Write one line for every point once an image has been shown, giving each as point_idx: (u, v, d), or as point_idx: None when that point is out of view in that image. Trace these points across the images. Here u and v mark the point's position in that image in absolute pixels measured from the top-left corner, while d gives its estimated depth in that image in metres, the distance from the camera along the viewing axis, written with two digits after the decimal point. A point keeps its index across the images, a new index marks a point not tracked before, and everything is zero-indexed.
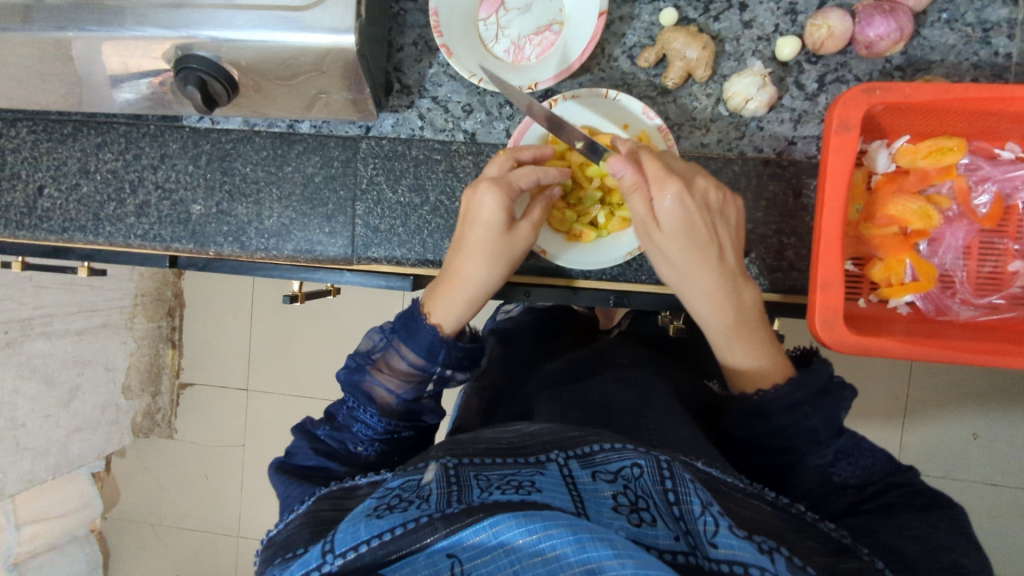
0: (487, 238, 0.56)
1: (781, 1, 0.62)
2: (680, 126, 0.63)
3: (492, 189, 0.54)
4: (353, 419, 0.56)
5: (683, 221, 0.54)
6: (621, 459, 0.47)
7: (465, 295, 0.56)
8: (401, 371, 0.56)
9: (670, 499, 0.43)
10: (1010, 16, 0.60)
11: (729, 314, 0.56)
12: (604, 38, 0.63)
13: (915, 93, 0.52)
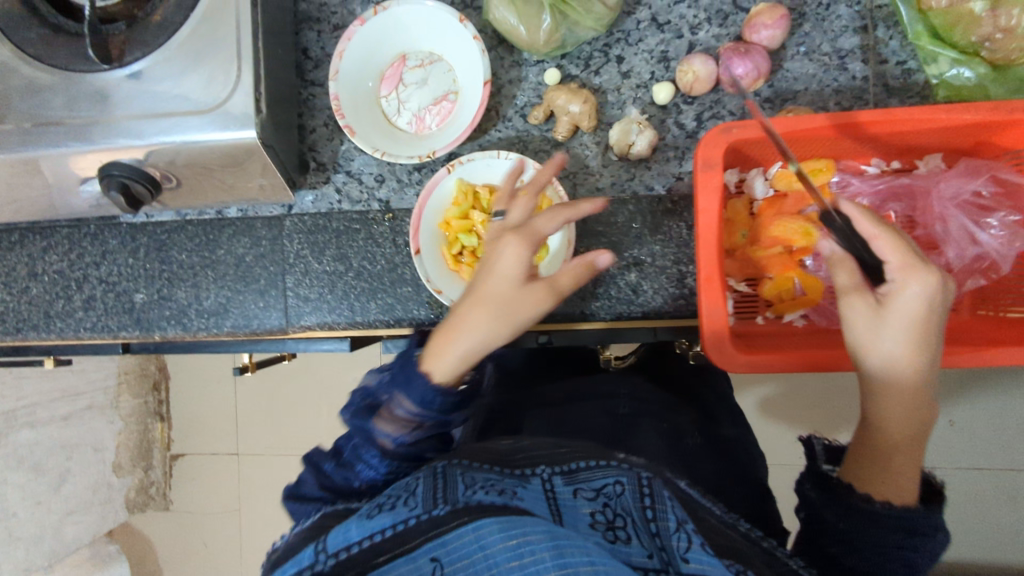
0: (501, 289, 0.53)
1: (654, 50, 0.67)
2: (575, 175, 0.68)
3: (513, 237, 0.54)
4: (357, 457, 0.52)
5: (915, 314, 0.51)
6: (603, 478, 0.49)
7: (459, 345, 0.52)
8: (401, 417, 0.51)
9: (648, 516, 0.46)
10: (863, 43, 0.65)
11: (900, 426, 0.54)
12: (496, 101, 0.69)
13: (767, 128, 0.56)
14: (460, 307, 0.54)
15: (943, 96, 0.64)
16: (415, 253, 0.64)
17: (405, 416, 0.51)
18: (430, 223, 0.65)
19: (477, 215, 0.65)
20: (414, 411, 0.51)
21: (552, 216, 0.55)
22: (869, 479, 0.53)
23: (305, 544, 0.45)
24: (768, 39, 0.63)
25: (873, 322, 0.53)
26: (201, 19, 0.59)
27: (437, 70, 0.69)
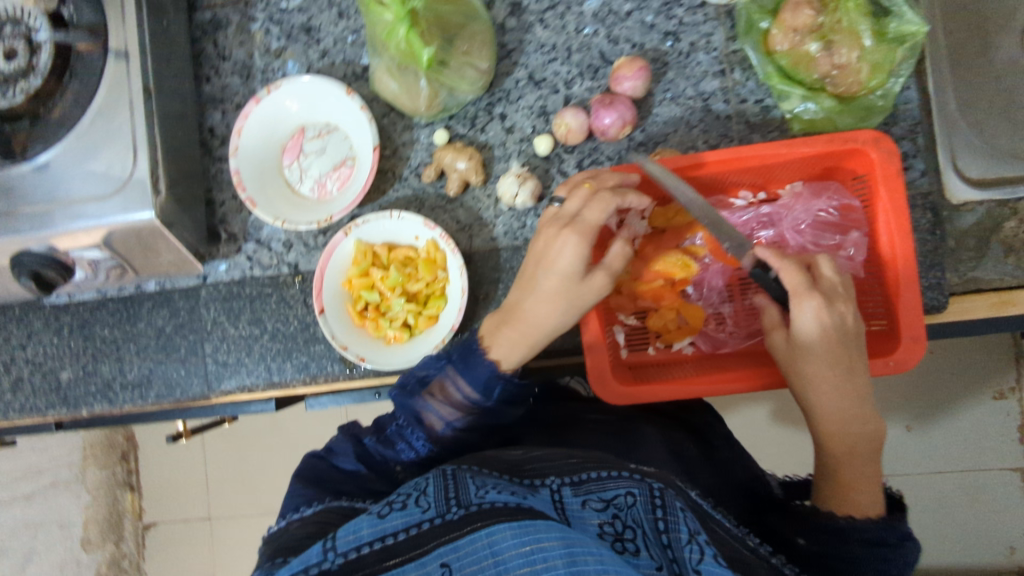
0: (563, 286, 0.58)
1: (534, 105, 0.72)
2: (471, 226, 0.72)
3: (570, 236, 0.58)
4: (400, 436, 0.58)
5: (823, 337, 0.56)
6: (615, 489, 0.48)
7: (528, 337, 0.59)
8: (455, 400, 0.57)
9: (660, 527, 0.45)
10: (723, 86, 0.70)
11: (848, 440, 0.57)
12: (393, 163, 0.73)
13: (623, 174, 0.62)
14: (526, 304, 0.59)
15: (800, 129, 0.69)
16: (319, 313, 0.67)
17: (458, 397, 0.57)
18: (332, 284, 0.68)
19: (376, 273, 0.68)
20: (466, 398, 0.57)
21: (598, 207, 0.58)
22: (839, 502, 0.56)
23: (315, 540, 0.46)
24: (631, 89, 0.68)
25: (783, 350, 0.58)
26: (97, 113, 0.63)
27: (335, 139, 0.73)
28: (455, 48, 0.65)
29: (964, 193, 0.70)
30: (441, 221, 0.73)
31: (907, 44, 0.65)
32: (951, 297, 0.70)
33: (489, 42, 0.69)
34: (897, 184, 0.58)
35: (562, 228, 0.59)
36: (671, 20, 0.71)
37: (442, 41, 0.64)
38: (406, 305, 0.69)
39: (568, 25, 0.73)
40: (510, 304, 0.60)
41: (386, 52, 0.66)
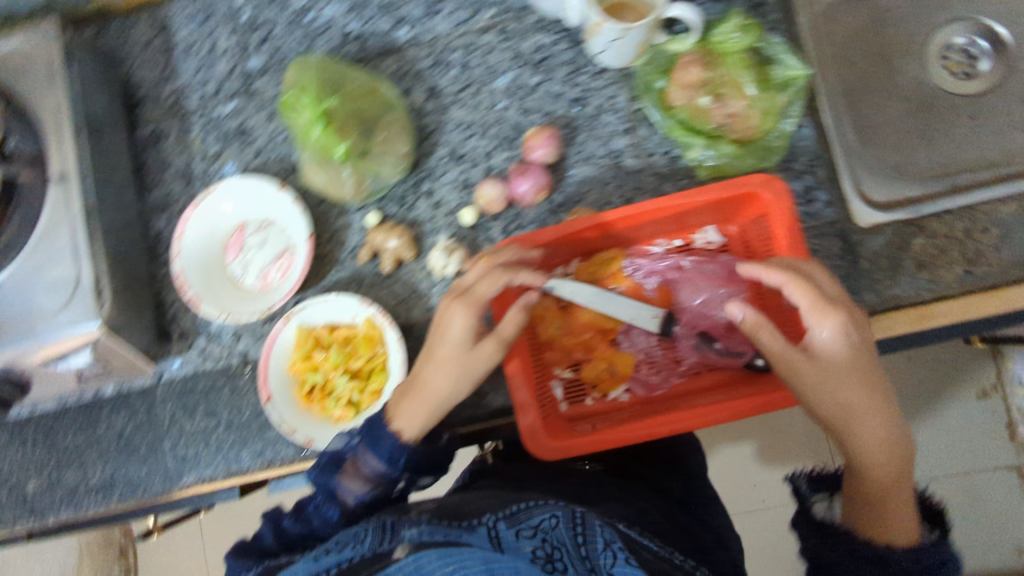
0: (454, 354, 0.64)
1: (456, 179, 0.77)
2: (408, 300, 0.75)
3: (456, 307, 0.64)
4: (316, 512, 0.60)
5: (853, 356, 0.58)
6: (540, 515, 0.52)
7: (429, 405, 0.63)
8: (365, 472, 0.60)
9: (579, 541, 0.49)
10: (632, 142, 0.75)
11: (891, 467, 0.59)
12: (331, 247, 0.77)
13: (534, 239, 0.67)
14: (425, 373, 0.64)
15: (708, 174, 0.73)
16: (266, 401, 0.70)
17: (368, 471, 0.60)
18: (278, 371, 0.71)
19: (319, 355, 0.71)
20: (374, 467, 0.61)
21: (488, 280, 0.64)
22: (883, 526, 0.58)
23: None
24: (544, 156, 0.72)
25: (809, 376, 0.58)
26: (40, 238, 0.67)
27: (273, 231, 0.77)
28: (374, 139, 0.71)
29: (873, 216, 0.73)
30: (380, 298, 0.76)
31: (791, 87, 0.70)
32: (872, 317, 0.72)
33: (408, 130, 0.75)
34: (792, 221, 0.62)
35: (454, 300, 0.65)
36: (577, 87, 0.76)
37: (360, 135, 0.70)
38: (349, 383, 0.71)
39: (483, 102, 0.77)
40: (415, 373, 0.66)
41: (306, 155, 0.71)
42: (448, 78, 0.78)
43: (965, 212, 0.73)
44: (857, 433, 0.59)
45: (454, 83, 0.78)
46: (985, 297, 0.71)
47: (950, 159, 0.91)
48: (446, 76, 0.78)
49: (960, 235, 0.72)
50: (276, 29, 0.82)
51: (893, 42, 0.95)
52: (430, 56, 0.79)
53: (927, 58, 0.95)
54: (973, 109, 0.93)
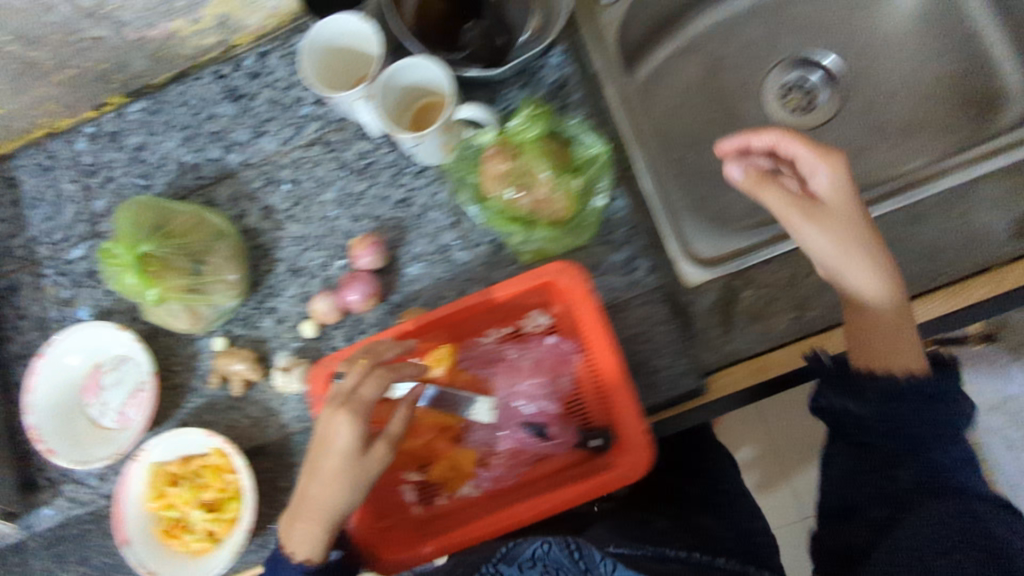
0: (340, 467, 0.60)
1: (297, 293, 0.78)
2: (264, 418, 0.77)
3: (343, 416, 0.60)
4: None
5: (856, 205, 0.63)
6: (531, 546, 0.67)
7: (321, 519, 0.62)
8: None
9: (575, 556, 0.67)
10: (458, 234, 0.76)
11: (888, 319, 0.63)
12: (184, 376, 0.79)
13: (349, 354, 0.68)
14: (311, 491, 0.61)
15: (530, 259, 0.74)
16: (122, 544, 0.72)
17: None
18: (134, 511, 0.74)
19: (172, 491, 0.74)
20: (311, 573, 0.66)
21: (370, 384, 0.61)
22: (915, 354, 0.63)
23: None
24: (370, 263, 0.74)
25: (804, 225, 0.63)
26: None
27: (127, 368, 0.78)
28: (204, 273, 0.73)
29: (698, 272, 0.74)
30: (236, 420, 0.77)
31: (592, 164, 0.71)
32: (710, 375, 0.73)
33: (240, 255, 0.77)
34: (591, 308, 0.63)
35: (338, 406, 0.61)
36: (401, 188, 0.77)
37: (188, 272, 0.72)
38: (204, 516, 0.73)
39: (314, 215, 0.79)
40: (300, 488, 0.63)
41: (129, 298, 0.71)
42: (279, 196, 0.80)
43: (787, 260, 0.73)
44: (857, 286, 0.63)
45: (286, 200, 0.80)
46: (813, 340, 0.72)
47: None
48: (276, 194, 0.80)
49: (783, 284, 0.73)
50: (115, 170, 0.84)
51: (731, 87, 0.96)
52: (261, 177, 0.81)
53: (766, 96, 0.96)
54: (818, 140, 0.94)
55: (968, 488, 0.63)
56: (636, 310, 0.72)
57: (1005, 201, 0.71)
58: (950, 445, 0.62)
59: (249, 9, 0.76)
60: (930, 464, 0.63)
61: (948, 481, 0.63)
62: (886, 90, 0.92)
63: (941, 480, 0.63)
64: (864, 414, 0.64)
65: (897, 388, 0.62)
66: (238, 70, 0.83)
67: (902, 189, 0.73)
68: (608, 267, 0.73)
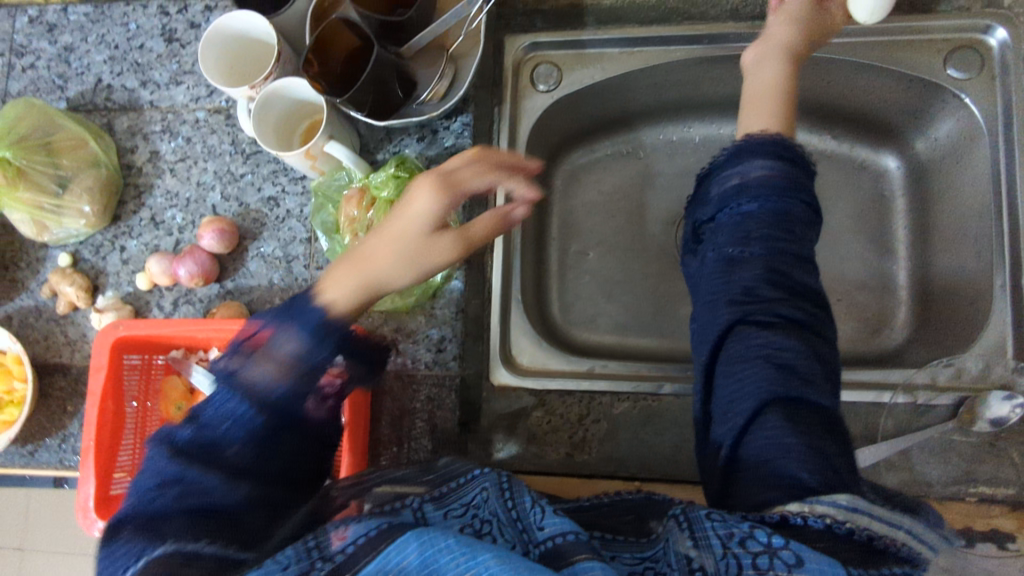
0: (417, 230, 0.56)
1: (150, 242, 0.81)
2: (76, 344, 0.80)
3: (432, 189, 0.56)
4: (242, 385, 0.49)
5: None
6: (470, 492, 0.52)
7: (362, 275, 0.54)
8: (279, 352, 0.50)
9: (508, 506, 0.51)
10: (307, 251, 0.78)
11: (773, 86, 0.69)
12: (24, 275, 0.82)
13: (144, 325, 0.70)
14: (372, 240, 0.56)
15: None
16: None
17: (281, 350, 0.50)
18: None
19: None
20: (323, 378, 0.52)
21: (480, 174, 0.58)
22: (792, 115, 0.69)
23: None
24: (211, 245, 0.77)
25: None
26: None
27: None
28: (63, 197, 0.77)
29: (506, 376, 0.77)
30: (52, 335, 0.81)
31: None
32: None
33: (107, 188, 0.79)
34: None
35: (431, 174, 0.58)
36: (274, 186, 0.80)
37: (47, 192, 0.76)
38: None
39: (193, 177, 0.81)
40: (359, 250, 0.56)
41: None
42: (169, 147, 0.82)
43: (584, 398, 0.76)
44: (758, 59, 0.71)
45: (173, 153, 0.82)
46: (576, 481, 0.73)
47: (670, 332, 0.92)
48: (168, 144, 0.83)
49: (573, 418, 0.76)
50: (39, 61, 0.86)
51: (655, 206, 0.97)
52: (161, 122, 0.83)
53: None
54: None
55: (800, 277, 0.61)
56: (427, 389, 0.73)
57: None
58: (794, 230, 0.62)
59: None
60: (777, 246, 0.61)
61: (799, 288, 0.61)
62: None
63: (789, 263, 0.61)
64: (740, 186, 0.65)
65: (757, 146, 0.65)
66: (181, 14, 0.85)
67: None
68: (422, 338, 0.74)
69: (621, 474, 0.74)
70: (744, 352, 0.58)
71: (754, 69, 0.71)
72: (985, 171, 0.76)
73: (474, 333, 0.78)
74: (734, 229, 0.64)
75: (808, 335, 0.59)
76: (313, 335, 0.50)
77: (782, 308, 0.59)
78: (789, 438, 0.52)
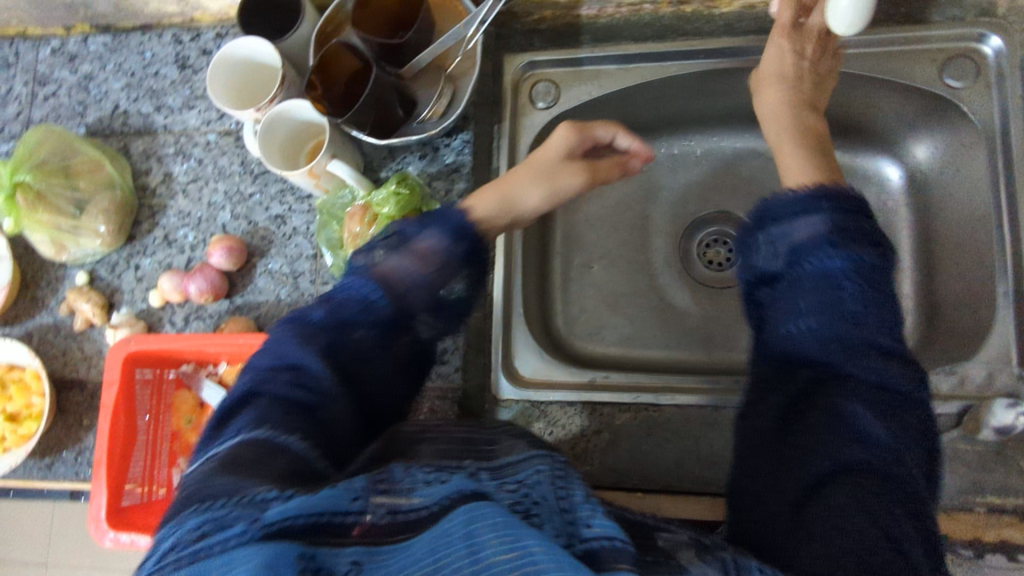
0: (553, 158, 0.76)
1: (163, 260, 0.83)
2: (92, 359, 0.83)
3: (565, 129, 0.76)
4: (384, 255, 0.62)
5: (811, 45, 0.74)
6: (526, 469, 0.47)
7: (505, 187, 0.73)
8: (423, 248, 0.63)
9: (562, 502, 0.43)
10: (313, 267, 0.80)
11: (799, 141, 0.72)
12: (44, 293, 0.85)
13: (154, 342, 0.73)
14: (519, 167, 0.76)
15: None
16: None
17: (425, 245, 0.64)
18: None
19: None
20: (446, 283, 0.64)
21: (605, 126, 0.79)
22: (814, 152, 0.71)
23: (266, 488, 0.37)
24: (220, 263, 0.79)
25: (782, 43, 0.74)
26: None
27: None
28: (81, 218, 0.80)
29: (509, 390, 0.77)
30: (69, 351, 0.83)
31: None
32: None
33: (122, 210, 0.83)
34: None
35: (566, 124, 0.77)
36: (282, 205, 0.82)
37: (65, 214, 0.79)
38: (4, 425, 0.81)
39: (204, 198, 0.84)
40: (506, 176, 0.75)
41: (8, 231, 0.81)
42: (182, 168, 0.85)
43: (586, 410, 0.77)
44: (779, 113, 0.74)
45: (186, 175, 0.85)
46: None
47: (675, 344, 0.92)
48: (181, 166, 0.86)
49: (575, 430, 0.76)
50: (60, 89, 0.90)
51: (658, 220, 0.98)
52: (175, 145, 0.86)
53: (692, 242, 0.97)
54: (712, 301, 0.94)
55: (874, 342, 0.59)
56: (429, 402, 0.74)
57: None
58: (852, 283, 0.61)
59: None
60: (834, 308, 0.60)
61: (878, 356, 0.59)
62: None
63: (858, 324, 0.60)
64: (794, 244, 0.64)
65: (827, 198, 0.64)
66: (194, 42, 0.88)
67: None
68: None
69: (626, 483, 0.74)
70: (839, 427, 0.57)
71: (775, 124, 0.74)
72: (986, 180, 0.75)
73: (475, 345, 0.79)
74: (816, 284, 0.62)
75: (891, 396, 0.58)
76: (449, 234, 0.66)
77: (852, 376, 0.59)
78: (856, 512, 0.51)
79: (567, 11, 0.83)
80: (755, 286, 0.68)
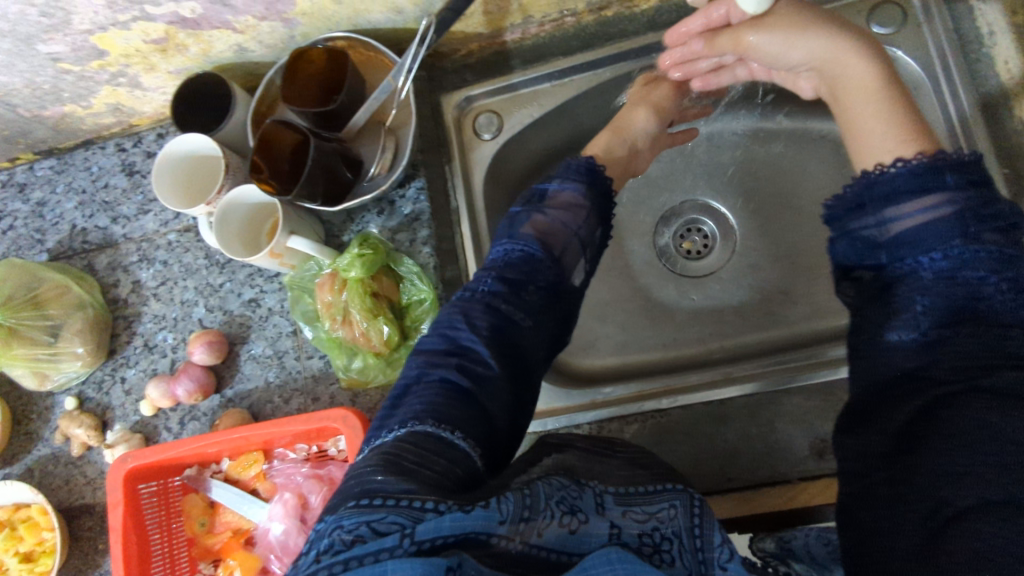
0: (649, 98, 0.82)
1: (148, 367, 0.83)
2: (97, 481, 0.82)
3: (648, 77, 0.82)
4: (530, 212, 0.77)
5: (811, 10, 0.67)
6: (659, 502, 0.54)
7: (617, 131, 0.82)
8: (561, 197, 0.78)
9: (692, 538, 0.50)
10: (295, 344, 0.79)
11: (876, 108, 0.66)
12: (37, 425, 0.84)
13: (150, 455, 0.72)
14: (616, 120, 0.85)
15: (347, 385, 0.76)
16: None
17: (563, 193, 0.78)
18: None
19: None
20: (579, 225, 0.77)
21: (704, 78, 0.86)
22: (896, 113, 0.65)
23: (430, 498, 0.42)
24: (202, 360, 0.78)
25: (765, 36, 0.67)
26: None
27: None
28: (57, 344, 0.79)
29: None
30: (72, 477, 0.82)
31: (418, 305, 0.76)
32: None
33: (96, 327, 0.82)
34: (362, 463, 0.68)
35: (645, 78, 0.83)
36: (253, 288, 0.82)
37: (41, 343, 0.79)
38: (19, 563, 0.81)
39: (176, 297, 0.84)
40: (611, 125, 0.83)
41: None
42: (149, 273, 0.85)
43: (594, 426, 0.76)
44: (838, 80, 0.68)
45: (154, 278, 0.85)
46: None
47: (670, 341, 0.91)
48: (147, 272, 0.85)
49: None
50: (15, 221, 0.90)
51: (627, 222, 0.98)
52: (138, 252, 0.86)
53: (665, 237, 0.96)
54: (699, 291, 0.93)
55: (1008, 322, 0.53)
56: None
57: (806, 418, 0.71)
58: (992, 280, 0.54)
59: (139, 100, 0.83)
60: (965, 312, 0.54)
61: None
62: (775, 253, 0.91)
63: (980, 334, 0.53)
64: (904, 232, 0.59)
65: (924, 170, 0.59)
66: (137, 147, 0.89)
67: (794, 372, 0.73)
68: None
69: None
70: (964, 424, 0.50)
71: (836, 86, 0.69)
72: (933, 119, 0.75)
73: None
74: (940, 268, 0.56)
75: None
76: (581, 180, 0.78)
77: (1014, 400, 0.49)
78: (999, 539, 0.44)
79: (491, 41, 0.83)
80: (857, 264, 0.63)
